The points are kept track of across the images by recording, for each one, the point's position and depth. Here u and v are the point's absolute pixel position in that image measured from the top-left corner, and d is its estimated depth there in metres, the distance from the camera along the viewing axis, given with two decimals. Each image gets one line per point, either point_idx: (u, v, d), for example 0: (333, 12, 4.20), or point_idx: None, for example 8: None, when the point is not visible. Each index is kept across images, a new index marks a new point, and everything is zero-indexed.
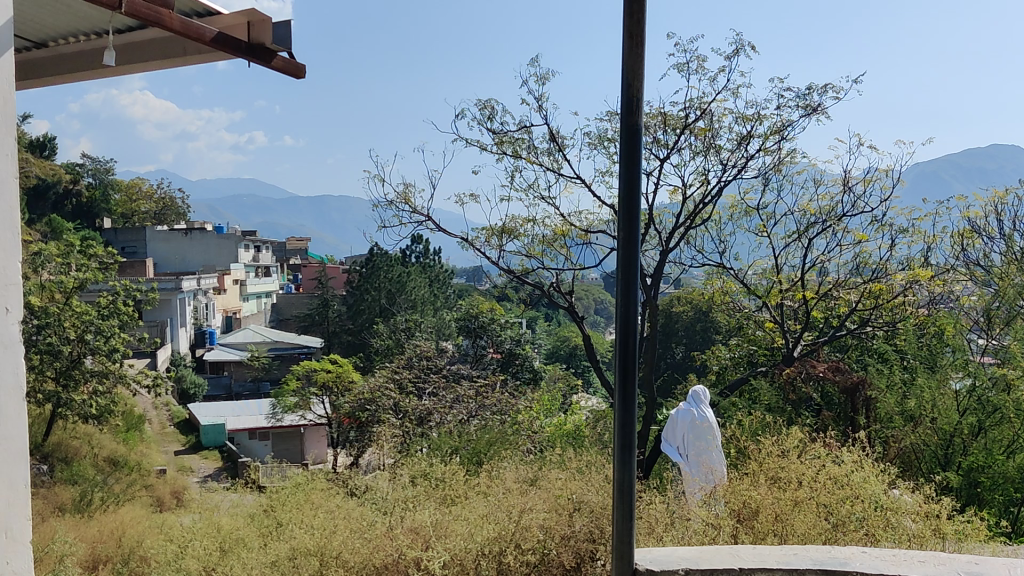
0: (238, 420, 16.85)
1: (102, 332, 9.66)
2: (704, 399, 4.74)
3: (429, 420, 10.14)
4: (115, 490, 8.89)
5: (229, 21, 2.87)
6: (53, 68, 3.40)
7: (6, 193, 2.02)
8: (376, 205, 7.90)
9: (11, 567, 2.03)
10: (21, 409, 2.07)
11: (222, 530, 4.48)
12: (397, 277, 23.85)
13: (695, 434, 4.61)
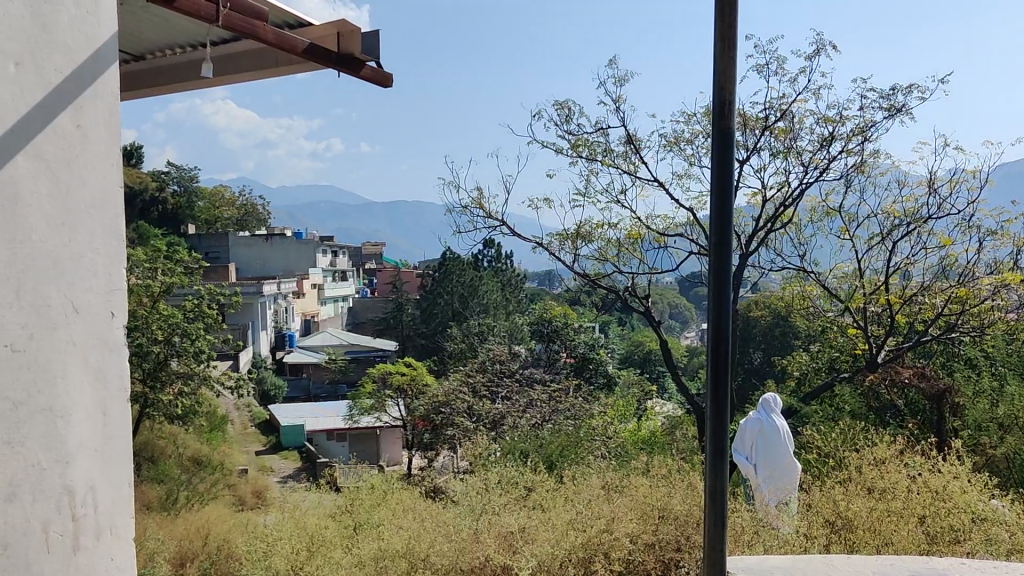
0: (317, 422, 17.14)
1: (188, 334, 9.92)
2: (773, 406, 4.65)
3: (503, 424, 10.18)
4: (197, 488, 9.11)
5: (319, 33, 2.94)
6: (152, 79, 3.53)
7: (112, 203, 2.09)
8: (450, 210, 8.02)
9: (115, 564, 2.09)
10: (124, 410, 2.14)
11: (310, 529, 4.53)
12: (470, 281, 24.05)
13: (765, 444, 4.52)
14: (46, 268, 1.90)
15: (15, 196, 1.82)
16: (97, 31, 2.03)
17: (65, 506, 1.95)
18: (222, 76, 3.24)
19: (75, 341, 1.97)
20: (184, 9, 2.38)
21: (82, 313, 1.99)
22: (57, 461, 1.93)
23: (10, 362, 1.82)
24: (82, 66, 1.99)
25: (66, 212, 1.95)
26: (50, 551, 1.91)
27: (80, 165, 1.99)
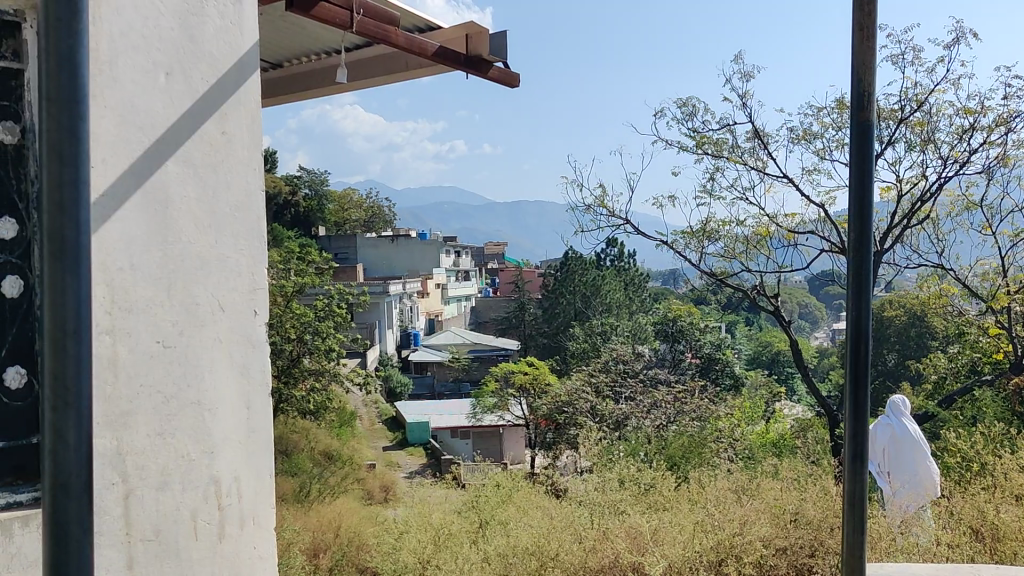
0: (441, 419, 17.42)
1: (319, 332, 10.25)
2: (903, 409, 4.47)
3: (627, 424, 10.11)
4: (328, 481, 9.37)
5: (449, 35, 2.99)
6: (290, 86, 3.69)
7: (254, 204, 2.16)
8: (573, 209, 8.06)
9: (259, 553, 2.13)
10: (266, 404, 2.19)
11: (439, 524, 4.60)
12: (592, 281, 24.12)
13: (898, 452, 4.34)
14: (193, 268, 1.99)
15: (165, 198, 1.93)
16: (240, 40, 2.11)
17: (211, 495, 2.03)
18: (357, 81, 3.34)
19: (220, 338, 2.05)
20: (321, 16, 2.46)
21: (228, 310, 2.07)
22: (204, 452, 2.01)
23: (161, 357, 1.91)
24: (226, 75, 2.07)
25: (212, 214, 2.04)
26: (196, 538, 2.00)
27: (225, 170, 2.07)
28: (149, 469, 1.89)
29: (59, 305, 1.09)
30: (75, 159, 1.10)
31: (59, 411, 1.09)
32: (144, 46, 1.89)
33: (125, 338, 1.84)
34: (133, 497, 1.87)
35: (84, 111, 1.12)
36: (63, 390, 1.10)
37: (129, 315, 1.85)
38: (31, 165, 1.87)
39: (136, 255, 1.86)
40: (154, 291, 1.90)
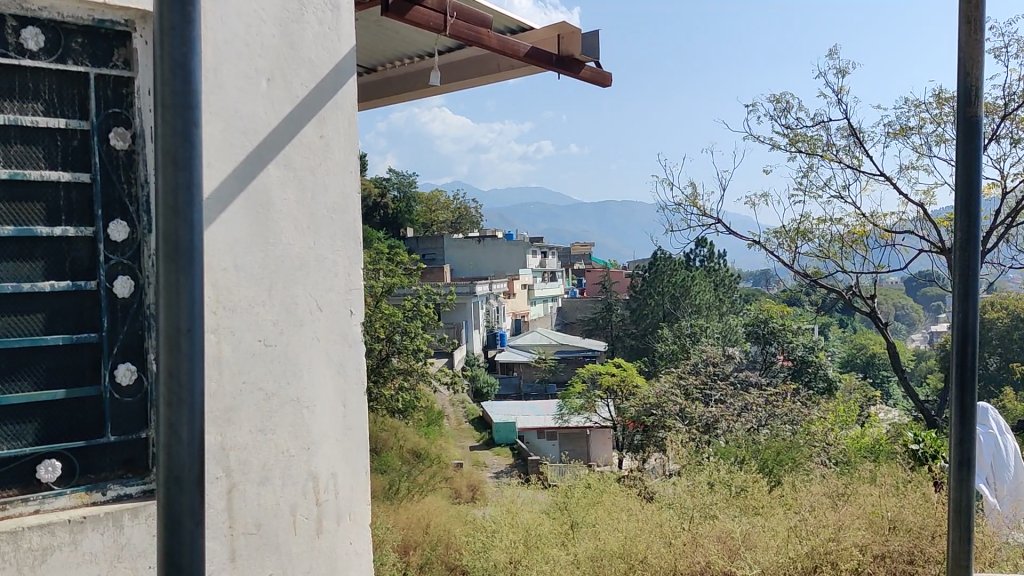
0: (528, 420, 17.47)
1: (408, 333, 10.40)
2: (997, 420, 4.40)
3: (716, 428, 9.97)
4: (417, 479, 9.49)
5: (540, 35, 3.00)
6: (384, 89, 3.77)
7: (351, 206, 2.19)
8: (663, 208, 8.02)
9: (354, 548, 2.16)
10: (361, 402, 2.20)
11: (528, 524, 4.62)
12: (681, 282, 23.94)
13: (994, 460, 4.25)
14: (293, 269, 2.03)
15: (266, 201, 1.98)
16: (338, 46, 2.14)
17: (310, 491, 2.07)
18: (449, 83, 3.38)
19: (318, 337, 2.09)
20: (416, 20, 2.49)
21: (326, 310, 2.10)
22: (303, 448, 2.05)
23: (263, 356, 1.97)
24: (324, 79, 2.11)
25: (311, 216, 2.08)
26: (296, 533, 2.03)
27: (323, 172, 2.11)
28: (252, 464, 1.95)
29: (174, 305, 1.14)
30: (189, 163, 1.14)
31: (173, 407, 1.13)
32: (247, 53, 1.95)
33: (229, 337, 1.90)
34: (237, 491, 1.92)
35: (198, 116, 1.16)
36: (177, 387, 1.13)
37: (232, 314, 1.91)
38: (141, 169, 1.95)
39: (239, 255, 1.93)
40: (256, 291, 1.96)
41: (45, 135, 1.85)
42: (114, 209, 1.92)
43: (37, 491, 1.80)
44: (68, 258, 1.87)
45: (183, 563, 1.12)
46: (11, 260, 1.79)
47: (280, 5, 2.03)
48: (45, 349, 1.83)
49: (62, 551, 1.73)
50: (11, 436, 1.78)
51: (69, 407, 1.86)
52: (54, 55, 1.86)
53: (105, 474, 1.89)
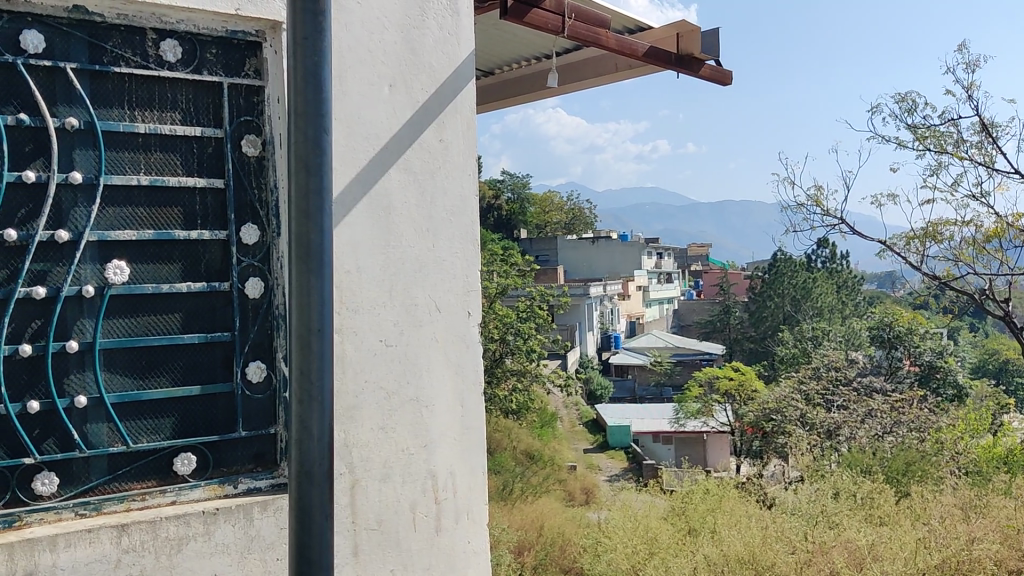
0: (643, 423, 17.29)
1: (521, 333, 10.43)
2: None
3: (839, 434, 9.65)
4: (530, 480, 9.53)
5: (658, 35, 2.98)
6: (501, 93, 3.81)
7: (470, 208, 2.19)
8: (784, 208, 7.84)
9: (472, 547, 2.14)
10: (479, 402, 2.18)
11: (643, 530, 4.56)
12: (802, 283, 23.34)
13: None
14: (412, 270, 2.06)
15: (387, 205, 2.02)
16: (458, 50, 2.16)
17: (429, 490, 2.08)
18: (566, 85, 3.39)
19: (436, 339, 2.10)
20: (534, 22, 2.50)
21: (444, 311, 2.11)
22: (422, 447, 2.06)
23: (383, 355, 2.00)
24: (444, 84, 2.13)
25: (430, 218, 2.10)
26: (415, 529, 2.05)
27: (442, 175, 2.13)
28: (373, 461, 1.98)
29: (305, 305, 1.17)
30: (319, 169, 1.17)
31: (304, 405, 1.16)
32: (370, 61, 2.00)
33: (352, 336, 1.96)
34: (359, 488, 1.97)
35: (328, 124, 1.19)
36: (308, 385, 1.17)
37: (355, 315, 1.96)
38: (271, 175, 2.02)
39: (361, 258, 1.98)
40: (378, 293, 2.00)
41: (182, 142, 1.93)
42: (245, 213, 1.99)
43: (174, 483, 1.88)
44: (203, 259, 1.94)
45: (313, 557, 1.15)
46: (151, 262, 1.88)
47: (402, 12, 2.07)
48: (181, 347, 1.91)
49: (196, 541, 1.81)
50: (150, 429, 1.86)
51: (203, 403, 1.93)
52: (191, 65, 1.94)
53: (236, 468, 1.96)
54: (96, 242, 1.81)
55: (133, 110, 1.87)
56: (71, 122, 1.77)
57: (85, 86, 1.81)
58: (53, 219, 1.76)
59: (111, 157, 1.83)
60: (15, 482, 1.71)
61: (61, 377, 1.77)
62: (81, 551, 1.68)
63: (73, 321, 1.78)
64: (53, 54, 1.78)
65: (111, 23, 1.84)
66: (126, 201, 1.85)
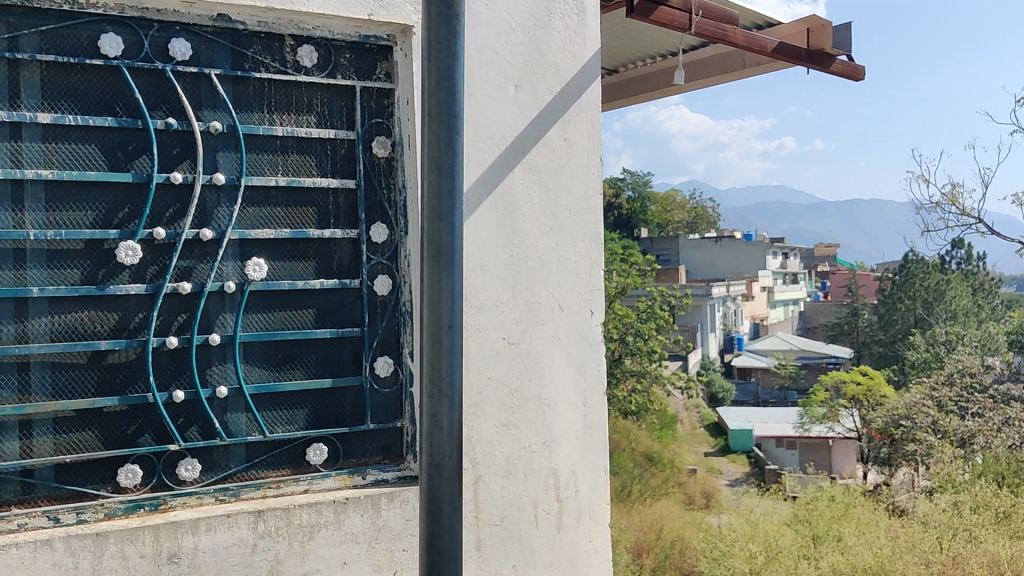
0: (765, 427, 16.91)
1: (641, 333, 10.41)
2: None
3: (973, 443, 9.11)
4: (649, 482, 9.47)
5: (788, 31, 2.92)
6: (625, 91, 3.81)
7: (594, 207, 2.19)
8: (919, 208, 7.54)
9: (594, 546, 2.15)
10: (601, 402, 2.18)
11: (765, 537, 4.47)
12: (935, 285, 22.35)
13: None
14: (535, 269, 2.07)
15: (511, 205, 2.04)
16: (583, 50, 2.17)
17: (551, 487, 2.09)
18: (693, 82, 3.35)
19: (559, 337, 2.11)
20: (661, 20, 2.48)
21: (568, 310, 2.12)
22: (544, 445, 2.08)
23: (506, 353, 2.03)
24: (568, 83, 2.14)
25: (554, 217, 2.11)
26: (538, 527, 2.07)
27: (566, 175, 2.14)
28: (496, 458, 2.01)
29: (437, 303, 1.20)
30: (451, 169, 1.20)
31: (435, 398, 1.20)
32: (496, 62, 2.03)
33: (475, 334, 1.99)
34: (482, 484, 2.00)
35: (459, 125, 1.21)
36: (438, 380, 1.20)
37: (478, 313, 2.00)
38: (400, 176, 2.07)
39: (485, 256, 2.01)
40: (501, 291, 2.03)
41: (318, 145, 2.00)
42: (374, 213, 2.05)
43: (307, 472, 1.95)
44: (335, 258, 2.01)
45: (443, 547, 1.18)
46: (287, 260, 1.96)
47: (528, 12, 2.09)
48: (314, 341, 1.98)
49: (328, 529, 1.87)
50: (284, 420, 1.94)
51: (333, 396, 2.00)
52: (326, 70, 2.01)
53: (364, 460, 2.02)
54: (237, 240, 1.89)
55: (272, 113, 1.95)
56: (215, 125, 1.86)
57: (227, 91, 1.90)
58: (198, 218, 1.86)
59: (252, 160, 1.92)
60: (161, 467, 1.81)
61: (204, 368, 1.86)
62: (221, 535, 1.77)
63: (215, 315, 1.87)
64: (199, 61, 1.87)
65: (252, 30, 1.92)
66: (264, 201, 1.93)
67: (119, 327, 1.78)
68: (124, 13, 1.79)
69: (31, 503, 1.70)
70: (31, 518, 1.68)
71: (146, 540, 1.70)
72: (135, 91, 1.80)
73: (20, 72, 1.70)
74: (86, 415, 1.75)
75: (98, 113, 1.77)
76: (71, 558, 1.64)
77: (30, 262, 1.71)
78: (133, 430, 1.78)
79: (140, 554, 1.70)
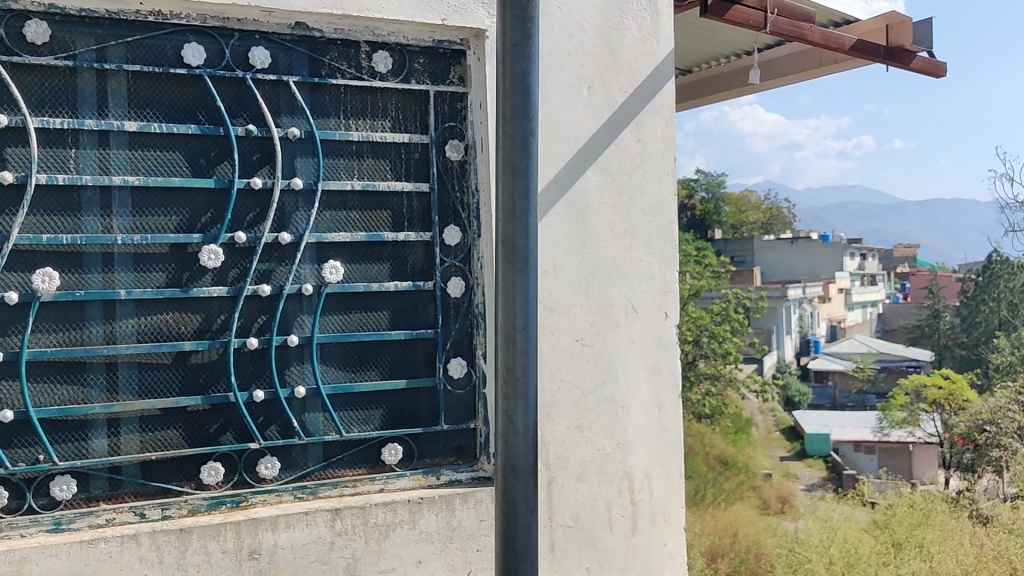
0: (843, 432, 16.59)
1: (715, 336, 10.33)
2: None
3: None
4: (724, 486, 9.38)
5: (867, 27, 2.86)
6: (699, 91, 3.78)
7: (668, 209, 2.17)
8: (1004, 208, 7.31)
9: (669, 550, 2.13)
10: (676, 405, 2.16)
11: (843, 542, 4.40)
12: (1021, 287, 21.63)
13: None
14: (609, 271, 2.07)
15: (585, 206, 2.05)
16: (657, 50, 2.16)
17: (625, 490, 2.08)
18: (769, 80, 3.31)
19: (633, 339, 2.10)
20: (735, 19, 2.46)
21: (641, 312, 2.11)
22: (618, 447, 2.07)
23: (580, 355, 2.03)
24: (642, 84, 2.13)
25: (628, 219, 2.11)
26: (612, 529, 2.06)
27: (640, 176, 2.13)
28: (570, 460, 2.01)
29: (512, 303, 1.21)
30: (526, 171, 1.21)
31: (510, 399, 1.21)
32: (569, 63, 2.04)
33: (548, 335, 2.00)
34: (556, 485, 2.00)
35: (535, 128, 1.22)
36: (514, 381, 1.21)
37: (551, 315, 2.00)
38: (473, 178, 2.08)
39: (558, 258, 2.01)
40: (574, 293, 2.03)
41: (392, 149, 2.03)
42: (448, 216, 2.07)
43: (382, 471, 1.98)
44: (409, 260, 2.04)
45: (519, 547, 1.19)
46: (363, 263, 1.99)
47: (602, 14, 2.09)
48: (389, 343, 2.00)
49: (403, 528, 1.90)
50: (360, 420, 1.97)
51: (408, 397, 2.02)
52: (400, 75, 2.04)
53: (438, 460, 2.04)
54: (314, 243, 1.93)
55: (348, 119, 1.98)
56: (293, 131, 1.90)
57: (305, 97, 1.94)
58: (278, 222, 1.90)
59: (329, 164, 1.96)
60: (242, 465, 1.85)
61: (283, 368, 1.90)
62: (299, 532, 1.80)
63: (294, 317, 1.91)
64: (278, 69, 1.91)
65: (329, 37, 1.95)
66: (340, 205, 1.97)
67: (202, 329, 1.83)
68: (206, 23, 1.84)
69: (119, 499, 1.75)
70: (118, 513, 1.73)
71: (228, 536, 1.75)
72: (217, 99, 1.85)
73: (108, 82, 1.76)
74: (171, 414, 1.80)
75: (182, 122, 1.82)
76: (157, 553, 1.70)
77: (118, 265, 1.77)
78: (215, 429, 1.83)
79: (222, 550, 1.74)
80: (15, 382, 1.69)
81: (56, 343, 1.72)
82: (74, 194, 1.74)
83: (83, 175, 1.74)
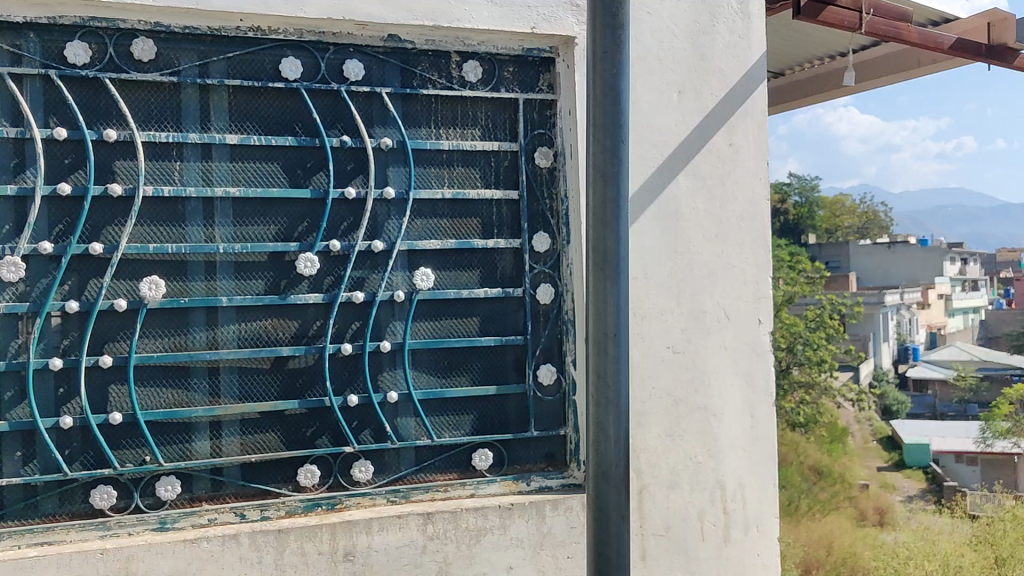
0: (944, 442, 16.03)
1: (810, 343, 10.10)
2: None
3: None
4: (818, 497, 9.16)
5: (967, 25, 2.79)
6: (791, 94, 3.72)
7: (761, 214, 2.14)
8: None
9: (763, 561, 2.09)
10: (769, 413, 2.12)
11: (944, 556, 4.26)
12: None
13: None
14: (701, 277, 2.06)
15: (676, 212, 2.03)
16: (748, 53, 2.13)
17: (717, 499, 2.06)
18: (865, 81, 3.24)
19: (726, 346, 2.08)
20: (829, 20, 2.41)
21: (734, 319, 2.09)
22: (710, 456, 2.05)
23: (672, 362, 2.02)
24: (734, 87, 2.11)
25: (720, 224, 2.09)
26: (704, 538, 2.04)
27: (733, 182, 2.10)
28: (661, 468, 2.00)
29: (602, 311, 1.22)
30: (616, 178, 1.21)
31: (601, 406, 1.21)
32: (659, 69, 2.03)
33: (639, 342, 1.99)
34: (646, 493, 1.99)
35: (625, 134, 1.22)
36: (605, 388, 1.21)
37: (642, 321, 1.99)
38: (562, 185, 2.09)
39: (649, 265, 2.00)
40: (666, 299, 2.02)
41: (481, 157, 2.05)
42: (538, 222, 2.09)
43: (473, 476, 2.00)
44: (499, 267, 2.05)
45: (610, 553, 1.20)
46: (453, 270, 2.01)
47: (691, 18, 2.07)
48: (478, 349, 2.03)
49: (494, 533, 1.91)
50: (451, 425, 2.00)
51: (498, 403, 2.04)
52: (490, 84, 2.06)
53: (529, 466, 2.05)
54: (406, 250, 1.97)
55: (438, 128, 2.01)
56: (385, 142, 1.94)
57: (397, 107, 1.98)
58: (371, 230, 1.94)
59: (420, 174, 1.99)
60: (337, 468, 1.90)
61: (376, 373, 1.94)
62: (392, 535, 1.83)
63: (386, 323, 1.95)
64: (372, 80, 1.95)
65: (420, 49, 1.99)
66: (431, 213, 2.00)
67: (299, 335, 1.88)
68: (302, 37, 1.89)
69: (220, 499, 1.82)
70: (219, 513, 1.80)
71: (324, 537, 1.79)
72: (313, 111, 1.90)
73: (209, 96, 1.83)
74: (270, 417, 1.85)
75: (280, 133, 1.88)
76: (256, 553, 1.75)
77: (220, 273, 1.83)
78: (312, 432, 1.88)
79: (318, 551, 1.79)
80: (123, 386, 1.77)
81: (163, 348, 1.79)
82: (179, 205, 1.81)
83: (187, 186, 1.81)
